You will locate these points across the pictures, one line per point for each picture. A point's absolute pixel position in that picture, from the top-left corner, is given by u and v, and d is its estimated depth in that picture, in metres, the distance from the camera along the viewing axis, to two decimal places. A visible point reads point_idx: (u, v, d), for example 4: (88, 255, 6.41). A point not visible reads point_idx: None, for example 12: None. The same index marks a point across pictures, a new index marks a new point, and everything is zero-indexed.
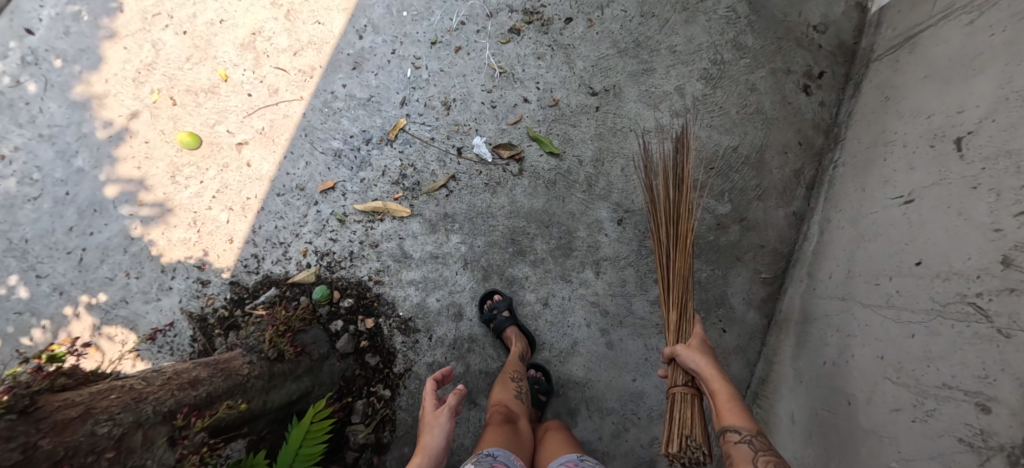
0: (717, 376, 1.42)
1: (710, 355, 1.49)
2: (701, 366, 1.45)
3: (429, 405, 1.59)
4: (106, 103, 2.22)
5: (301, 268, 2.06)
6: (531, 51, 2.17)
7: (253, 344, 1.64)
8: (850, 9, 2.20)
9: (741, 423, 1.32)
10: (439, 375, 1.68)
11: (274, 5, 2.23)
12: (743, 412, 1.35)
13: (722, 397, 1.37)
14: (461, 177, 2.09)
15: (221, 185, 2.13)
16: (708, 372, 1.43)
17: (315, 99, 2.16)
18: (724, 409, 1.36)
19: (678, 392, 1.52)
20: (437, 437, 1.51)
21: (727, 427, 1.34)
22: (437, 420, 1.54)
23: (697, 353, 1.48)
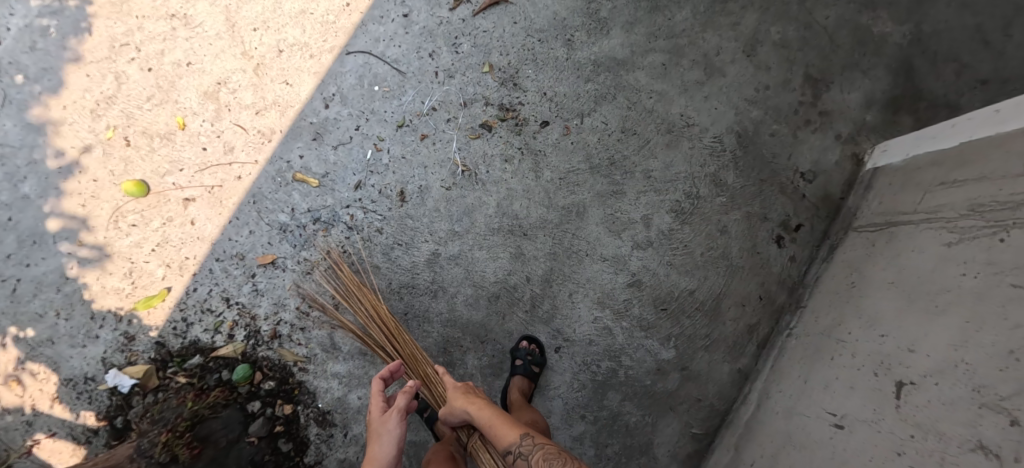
0: (472, 411, 1.58)
1: (469, 394, 1.64)
2: (461, 411, 1.61)
3: (376, 409, 1.64)
4: (62, 132, 2.16)
5: (228, 340, 2.01)
6: (500, 150, 2.06)
7: (145, 447, 1.75)
8: (844, 160, 2.06)
9: (513, 438, 1.49)
10: (386, 373, 1.70)
11: (245, 56, 2.14)
12: (516, 427, 1.52)
13: (489, 428, 1.54)
14: (404, 274, 2.01)
15: (162, 239, 2.07)
16: (460, 408, 1.60)
17: (269, 166, 2.08)
18: (495, 435, 1.52)
19: (474, 440, 1.65)
20: (388, 445, 1.58)
21: (506, 449, 1.49)
22: (386, 426, 1.59)
23: (456, 401, 1.62)
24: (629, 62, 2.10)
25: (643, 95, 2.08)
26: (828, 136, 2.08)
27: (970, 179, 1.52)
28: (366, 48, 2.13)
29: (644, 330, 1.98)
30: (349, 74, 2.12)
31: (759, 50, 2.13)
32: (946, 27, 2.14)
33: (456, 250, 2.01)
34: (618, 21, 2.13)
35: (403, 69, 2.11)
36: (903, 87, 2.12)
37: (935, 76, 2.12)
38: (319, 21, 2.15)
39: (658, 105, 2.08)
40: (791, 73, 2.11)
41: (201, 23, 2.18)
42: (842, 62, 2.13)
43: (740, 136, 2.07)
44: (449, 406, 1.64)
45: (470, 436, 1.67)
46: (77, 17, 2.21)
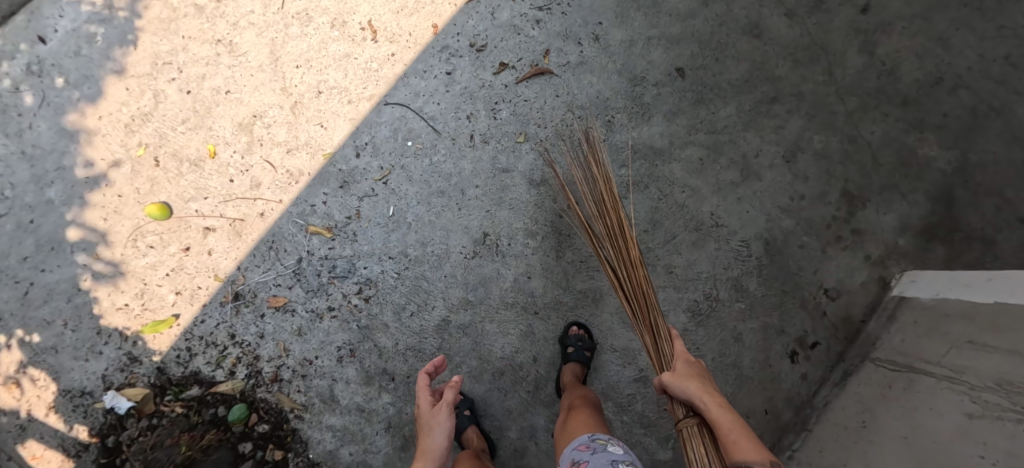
0: (711, 406, 1.34)
1: (705, 383, 1.41)
2: (696, 393, 1.38)
3: (427, 402, 1.68)
4: (94, 142, 2.17)
5: (228, 376, 2.01)
6: (524, 224, 2.03)
7: None
8: (871, 282, 2.02)
9: (752, 456, 1.21)
10: (430, 368, 1.75)
11: (284, 92, 2.14)
12: (756, 445, 1.24)
13: (722, 430, 1.29)
14: (412, 337, 2.00)
15: (177, 265, 2.08)
16: (705, 400, 1.36)
17: (293, 206, 2.07)
18: (730, 444, 1.26)
19: (690, 426, 1.41)
20: (438, 437, 1.63)
21: (737, 461, 1.22)
22: (438, 420, 1.64)
23: (689, 381, 1.41)
24: (666, 152, 2.08)
25: (675, 189, 2.06)
26: (857, 255, 2.04)
27: (1000, 353, 1.49)
28: (405, 102, 2.11)
29: (643, 428, 1.96)
30: (384, 125, 2.10)
31: (799, 157, 2.09)
32: (992, 159, 2.10)
33: (466, 320, 2.00)
34: (660, 108, 2.11)
35: (439, 127, 2.09)
36: (940, 214, 2.08)
37: (975, 208, 2.08)
38: (362, 66, 2.14)
39: (689, 200, 2.05)
40: (828, 186, 2.08)
41: (245, 53, 2.18)
42: (881, 181, 2.10)
43: (767, 244, 2.04)
44: (675, 376, 1.44)
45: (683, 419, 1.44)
46: (124, 29, 2.23)
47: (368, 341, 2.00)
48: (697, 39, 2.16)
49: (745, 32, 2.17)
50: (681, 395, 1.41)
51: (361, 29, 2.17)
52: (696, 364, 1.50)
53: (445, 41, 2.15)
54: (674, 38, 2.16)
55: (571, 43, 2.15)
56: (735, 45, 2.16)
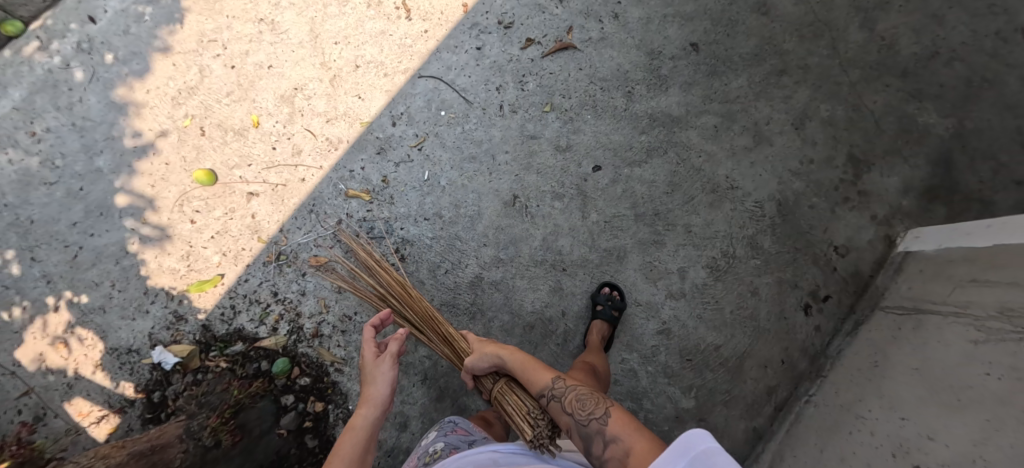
0: (508, 357, 1.57)
1: (498, 344, 1.64)
2: (496, 356, 1.60)
3: (370, 354, 1.70)
4: (143, 114, 2.30)
5: (271, 332, 2.11)
6: (551, 187, 2.16)
7: (195, 429, 1.82)
8: (877, 240, 2.15)
9: (546, 380, 1.46)
10: (375, 321, 1.79)
11: (323, 67, 2.27)
12: (545, 370, 1.49)
13: (523, 371, 1.52)
14: (446, 293, 2.10)
15: (221, 228, 2.18)
16: (505, 354, 1.58)
17: (333, 172, 2.19)
18: (528, 378, 1.50)
19: (501, 388, 1.62)
20: (381, 385, 1.63)
21: (540, 390, 1.46)
22: (380, 369, 1.65)
23: (486, 347, 1.64)
24: (684, 120, 2.22)
25: (693, 154, 2.19)
26: (864, 215, 2.17)
27: (1000, 285, 1.59)
28: (438, 74, 2.25)
29: (667, 377, 2.06)
30: (418, 96, 2.23)
31: (807, 125, 2.24)
32: (987, 126, 2.25)
33: (499, 276, 2.11)
34: (676, 80, 2.25)
35: (470, 98, 2.23)
36: (940, 177, 2.22)
37: (973, 171, 2.22)
38: (396, 42, 2.28)
39: (706, 164, 2.18)
40: (836, 151, 2.22)
41: (286, 30, 2.32)
42: (885, 146, 2.24)
43: (780, 204, 2.16)
44: (477, 354, 1.65)
45: (497, 386, 1.64)
46: (171, 9, 2.37)
47: None
48: (710, 16, 2.31)
49: (755, 10, 2.32)
50: (486, 364, 1.63)
51: (395, 8, 2.31)
52: (480, 338, 1.73)
53: (474, 19, 2.29)
54: (688, 16, 2.31)
55: (592, 20, 2.30)
56: (745, 22, 2.32)
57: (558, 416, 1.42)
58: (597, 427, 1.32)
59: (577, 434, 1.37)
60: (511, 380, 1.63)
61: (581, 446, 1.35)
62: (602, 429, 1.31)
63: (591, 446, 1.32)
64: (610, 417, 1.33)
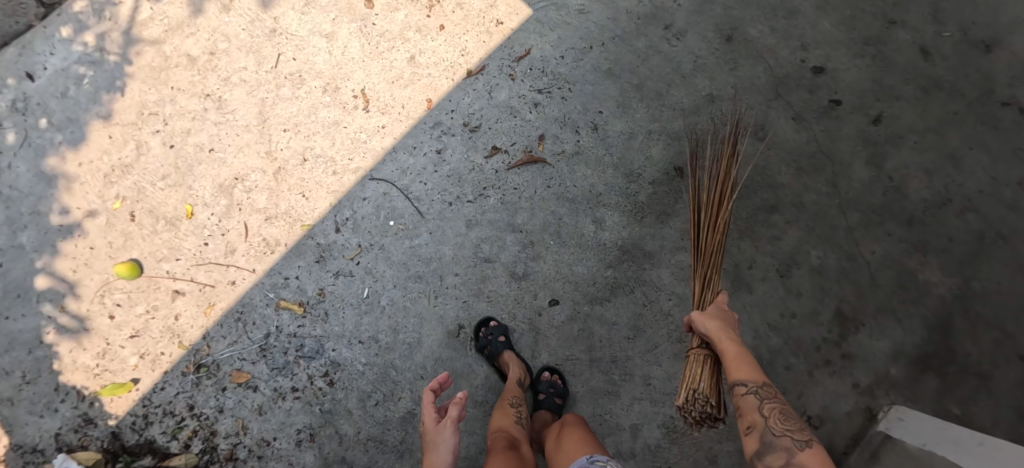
0: (725, 340, 1.46)
1: (726, 326, 1.51)
2: (712, 331, 1.49)
3: (429, 419, 1.60)
4: (73, 190, 2.09)
5: (183, 449, 1.94)
6: (501, 319, 1.96)
7: None
8: (856, 411, 1.94)
9: (749, 377, 1.38)
10: (435, 385, 1.66)
11: (269, 156, 2.07)
12: (749, 366, 1.40)
13: (728, 356, 1.42)
14: (375, 427, 1.92)
15: (142, 327, 2.01)
16: (719, 335, 1.47)
17: (267, 277, 2.00)
18: (728, 362, 1.42)
19: (694, 354, 1.55)
20: (445, 455, 1.54)
21: (737, 380, 1.38)
22: (443, 439, 1.56)
23: (709, 320, 1.51)
24: (656, 256, 2.00)
25: (662, 295, 1.98)
26: (844, 382, 1.95)
27: None
28: (392, 178, 2.04)
29: None
30: (368, 200, 2.03)
31: (794, 272, 2.01)
32: (996, 289, 2.00)
33: None
34: (653, 207, 2.03)
35: (424, 208, 2.02)
36: (936, 344, 1.98)
37: (975, 340, 1.98)
38: (351, 136, 2.08)
39: (675, 309, 1.97)
40: (822, 304, 2.00)
41: (234, 110, 2.12)
42: (878, 302, 2.01)
43: (752, 362, 1.95)
44: (701, 318, 1.53)
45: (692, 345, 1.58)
46: (114, 73, 2.15)
47: (329, 426, 1.92)
48: (700, 136, 2.08)
49: (750, 132, 2.09)
50: (699, 330, 1.53)
51: (354, 96, 2.10)
52: (725, 312, 1.59)
53: (438, 117, 2.08)
54: (675, 134, 2.08)
55: (568, 129, 2.07)
56: None
57: (746, 412, 1.36)
58: (787, 443, 1.29)
59: (755, 436, 1.33)
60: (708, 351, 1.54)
61: (752, 448, 1.33)
62: (790, 451, 1.28)
63: (767, 455, 1.30)
64: (808, 446, 1.29)
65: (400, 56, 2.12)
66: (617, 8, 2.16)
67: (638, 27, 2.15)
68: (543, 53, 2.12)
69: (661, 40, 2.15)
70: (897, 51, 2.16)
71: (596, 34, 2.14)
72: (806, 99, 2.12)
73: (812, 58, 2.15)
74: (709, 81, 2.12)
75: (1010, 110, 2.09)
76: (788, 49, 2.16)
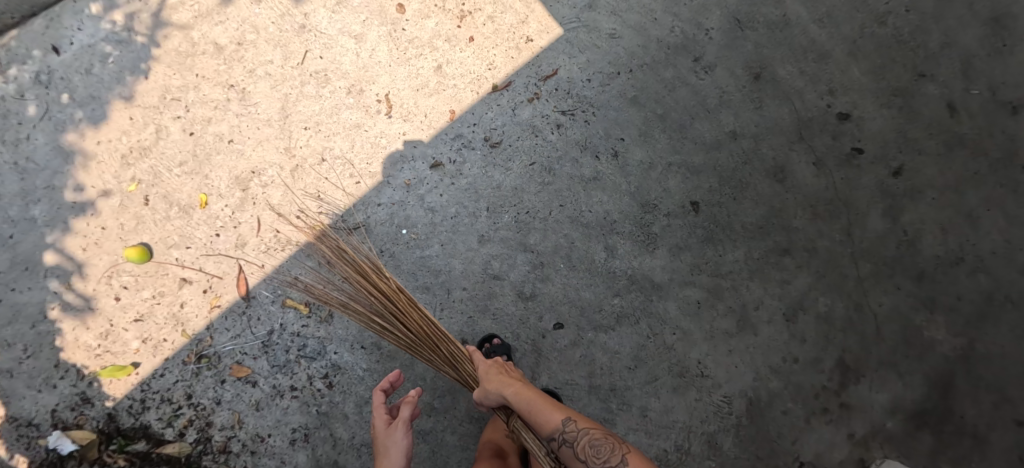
0: (512, 395, 1.52)
1: (507, 376, 1.58)
2: (506, 395, 1.54)
3: (381, 421, 1.60)
4: (90, 168, 2.09)
5: (177, 437, 1.95)
6: (505, 337, 1.96)
7: None
8: (848, 462, 1.94)
9: (558, 422, 1.46)
10: (385, 384, 1.67)
11: (287, 153, 2.07)
12: (552, 409, 1.48)
13: (530, 416, 1.49)
14: (370, 433, 1.93)
15: (146, 312, 2.02)
16: (505, 391, 1.53)
17: (275, 274, 2.01)
18: (534, 421, 1.48)
19: (514, 422, 1.61)
20: (398, 456, 1.55)
21: (550, 434, 1.46)
22: (395, 439, 1.57)
23: (493, 385, 1.57)
24: (664, 289, 2.00)
25: (666, 328, 1.98)
26: (840, 431, 1.96)
27: None
28: (408, 186, 2.04)
29: None
30: (382, 206, 2.03)
31: (800, 317, 2.01)
32: (1000, 352, 2.00)
33: (430, 424, 1.93)
34: (665, 240, 2.03)
35: (437, 219, 2.02)
36: (935, 402, 1.99)
37: (974, 402, 1.98)
38: (370, 140, 2.07)
39: (678, 343, 1.97)
40: (825, 351, 2.00)
41: (256, 103, 2.11)
42: (881, 355, 2.01)
43: (750, 403, 1.96)
44: (483, 389, 1.59)
45: (508, 418, 1.63)
46: (140, 55, 2.14)
47: (324, 428, 1.93)
48: (718, 172, 2.08)
49: (770, 173, 2.09)
50: (489, 399, 1.59)
51: (377, 101, 2.10)
52: (489, 361, 1.68)
53: (459, 129, 2.07)
54: (694, 168, 2.08)
55: (588, 154, 2.07)
56: (756, 186, 2.08)
57: (569, 459, 1.46)
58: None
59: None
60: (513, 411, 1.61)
61: None
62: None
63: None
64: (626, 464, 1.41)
65: (427, 64, 2.12)
66: (648, 35, 2.15)
67: (668, 57, 2.14)
68: (569, 74, 2.11)
69: (689, 72, 2.14)
70: (924, 104, 2.15)
71: (625, 60, 2.13)
72: (829, 144, 2.12)
73: (839, 104, 2.15)
74: (733, 117, 2.12)
75: None
76: (815, 93, 2.15)
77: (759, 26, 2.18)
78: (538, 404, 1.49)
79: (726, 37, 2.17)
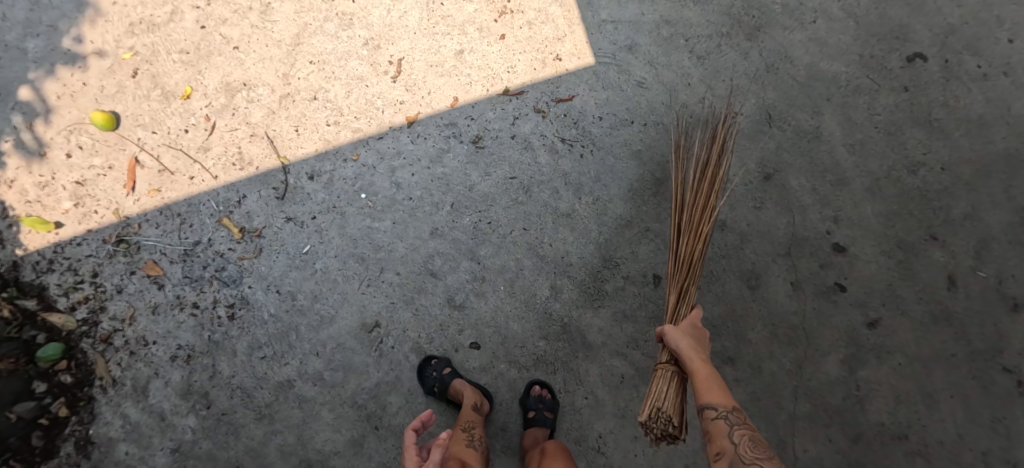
0: (697, 360, 1.49)
1: (698, 345, 1.54)
2: (684, 348, 1.51)
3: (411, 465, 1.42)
4: (96, 24, 2.03)
5: (66, 309, 1.88)
6: (418, 336, 1.88)
7: None
8: None
9: (718, 400, 1.43)
10: (417, 424, 1.52)
11: (284, 78, 2.03)
12: (719, 388, 1.45)
13: (699, 376, 1.46)
14: (250, 378, 1.86)
15: (90, 178, 1.95)
16: (688, 351, 1.50)
17: (223, 189, 1.95)
18: (699, 383, 1.45)
19: (663, 371, 1.58)
20: None
21: (705, 403, 1.44)
22: None
23: (680, 335, 1.54)
24: (594, 350, 1.90)
25: (580, 390, 1.88)
26: None
27: None
28: (384, 155, 1.98)
29: None
30: (351, 164, 1.97)
31: None
32: None
33: (311, 392, 1.86)
34: (612, 301, 1.94)
35: (399, 196, 1.95)
36: None
37: None
38: (368, 97, 2.02)
39: (586, 409, 1.87)
40: None
41: (275, 21, 2.07)
42: None
43: None
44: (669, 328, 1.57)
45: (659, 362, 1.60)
46: None
47: (208, 357, 1.87)
48: None
49: (743, 277, 2.00)
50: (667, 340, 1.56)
51: (389, 63, 2.05)
52: (699, 325, 1.63)
53: (455, 118, 2.02)
54: None
55: (570, 189, 1.99)
56: (724, 283, 1.99)
57: (716, 437, 1.41)
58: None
59: (725, 461, 1.37)
60: (676, 369, 1.57)
61: None
62: None
63: None
64: None
65: (449, 46, 2.07)
66: (676, 97, 2.11)
67: (686, 125, 2.09)
68: (584, 105, 2.06)
69: None
70: (924, 268, 2.04)
71: (643, 111, 2.08)
72: (813, 270, 2.02)
73: (837, 235, 2.06)
74: (727, 208, 2.05)
75: (1009, 378, 1.95)
76: (818, 215, 2.06)
77: (788, 129, 2.13)
78: (707, 375, 1.46)
79: (752, 127, 2.12)
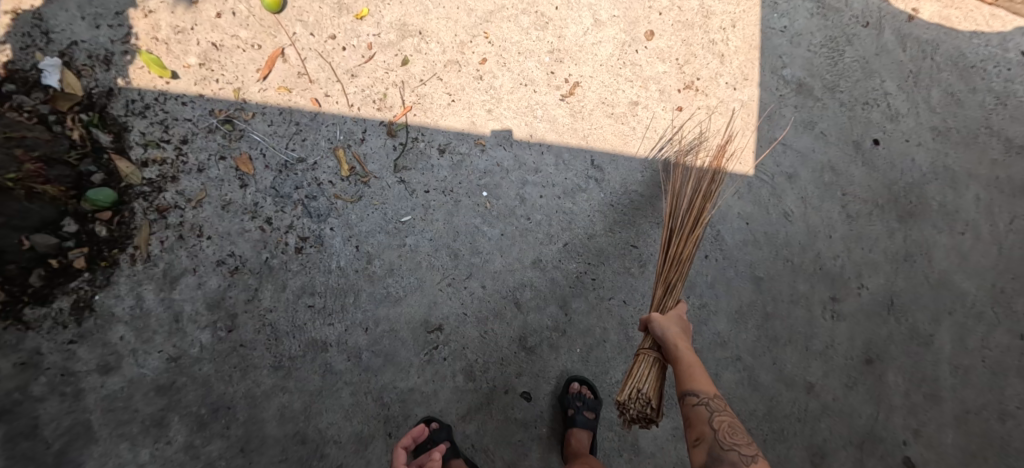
0: (682, 349, 1.44)
1: (683, 336, 1.48)
2: (670, 336, 1.46)
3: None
4: None
5: (136, 161, 1.69)
6: (475, 360, 1.72)
7: None
8: None
9: (704, 388, 1.38)
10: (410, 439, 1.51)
11: (461, 45, 1.89)
12: (707, 379, 1.40)
13: (682, 365, 1.41)
14: (287, 322, 1.67)
15: (227, 46, 1.79)
16: (673, 343, 1.45)
17: (352, 121, 1.81)
18: (682, 373, 1.40)
19: (642, 356, 1.51)
20: None
21: (688, 390, 1.38)
22: None
23: (666, 321, 1.49)
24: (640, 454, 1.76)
25: None
26: None
27: None
28: (522, 164, 1.86)
29: None
30: (485, 158, 1.84)
31: None
32: None
33: (340, 366, 1.67)
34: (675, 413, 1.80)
35: (518, 212, 1.82)
36: None
37: None
38: (530, 102, 1.91)
39: None
40: None
41: None
42: None
43: None
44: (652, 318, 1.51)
45: (642, 348, 1.54)
46: None
47: (256, 280, 1.68)
48: (771, 405, 1.91)
49: (810, 449, 1.91)
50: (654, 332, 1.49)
51: (566, 80, 1.94)
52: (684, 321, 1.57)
53: (604, 162, 1.92)
54: (755, 383, 1.92)
55: None
56: (789, 446, 1.90)
57: (697, 422, 1.35)
58: (734, 458, 1.27)
59: (704, 449, 1.32)
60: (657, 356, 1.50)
61: (699, 459, 1.31)
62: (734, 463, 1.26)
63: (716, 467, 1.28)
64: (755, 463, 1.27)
65: (628, 92, 1.98)
66: (814, 243, 2.03)
67: (811, 276, 2.01)
68: (727, 210, 1.98)
69: (819, 304, 2.00)
70: None
71: (778, 242, 2.01)
72: None
73: (912, 449, 1.96)
74: (820, 373, 1.96)
75: None
76: (900, 421, 1.97)
77: (903, 324, 2.04)
78: (691, 362, 1.42)
79: (871, 306, 2.04)
